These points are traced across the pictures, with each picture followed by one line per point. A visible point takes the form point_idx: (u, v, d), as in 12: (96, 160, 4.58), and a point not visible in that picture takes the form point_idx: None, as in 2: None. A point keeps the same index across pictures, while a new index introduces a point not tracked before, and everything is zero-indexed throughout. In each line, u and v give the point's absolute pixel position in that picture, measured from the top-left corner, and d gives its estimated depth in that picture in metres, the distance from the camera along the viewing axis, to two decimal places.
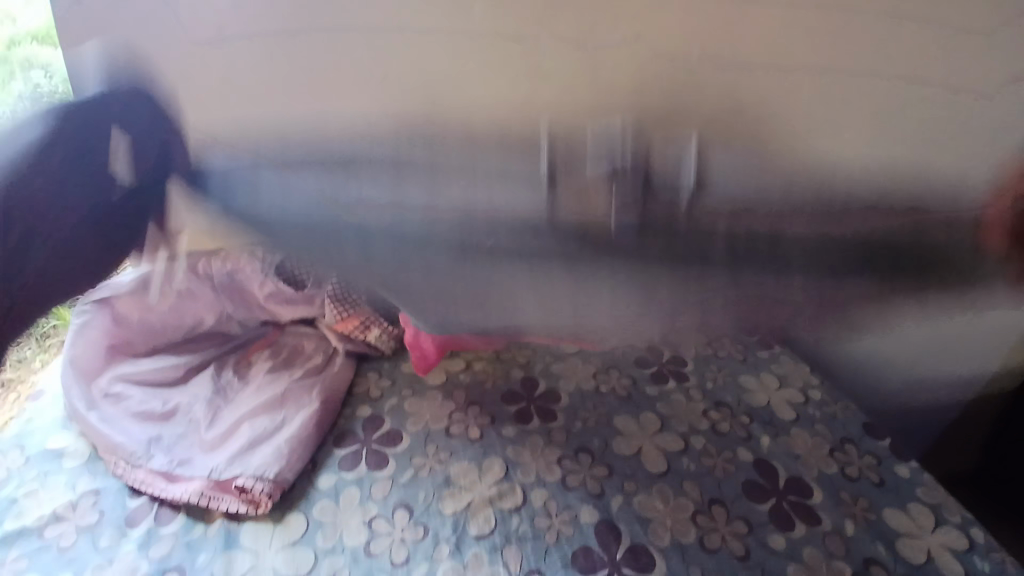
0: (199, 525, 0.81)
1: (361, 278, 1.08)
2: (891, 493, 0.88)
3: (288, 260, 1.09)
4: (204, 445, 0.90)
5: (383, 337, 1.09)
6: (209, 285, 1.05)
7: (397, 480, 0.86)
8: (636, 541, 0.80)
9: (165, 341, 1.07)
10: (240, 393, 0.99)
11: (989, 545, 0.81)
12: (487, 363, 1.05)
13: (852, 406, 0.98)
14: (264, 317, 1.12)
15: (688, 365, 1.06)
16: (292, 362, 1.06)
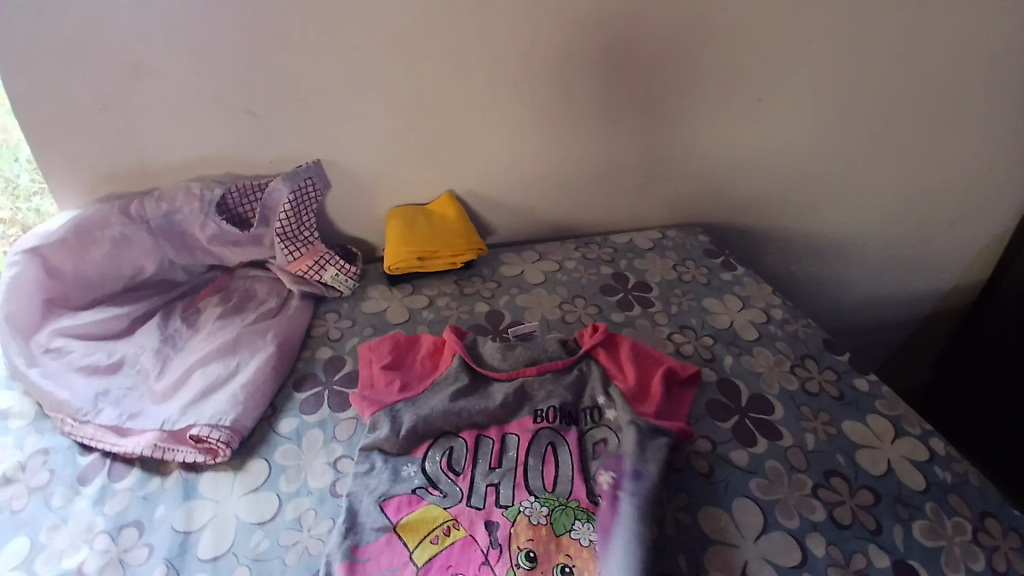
0: (155, 478, 0.78)
1: (310, 213, 1.06)
2: (851, 407, 0.91)
3: (227, 195, 1.03)
4: (156, 397, 0.86)
5: (340, 276, 1.06)
6: (145, 229, 1.00)
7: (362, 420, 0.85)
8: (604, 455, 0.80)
9: (106, 293, 1.00)
10: (190, 341, 0.94)
11: (948, 457, 0.85)
12: (451, 300, 1.08)
13: (809, 324, 1.04)
14: (210, 261, 1.05)
15: (653, 290, 1.12)
16: (244, 307, 1.00)
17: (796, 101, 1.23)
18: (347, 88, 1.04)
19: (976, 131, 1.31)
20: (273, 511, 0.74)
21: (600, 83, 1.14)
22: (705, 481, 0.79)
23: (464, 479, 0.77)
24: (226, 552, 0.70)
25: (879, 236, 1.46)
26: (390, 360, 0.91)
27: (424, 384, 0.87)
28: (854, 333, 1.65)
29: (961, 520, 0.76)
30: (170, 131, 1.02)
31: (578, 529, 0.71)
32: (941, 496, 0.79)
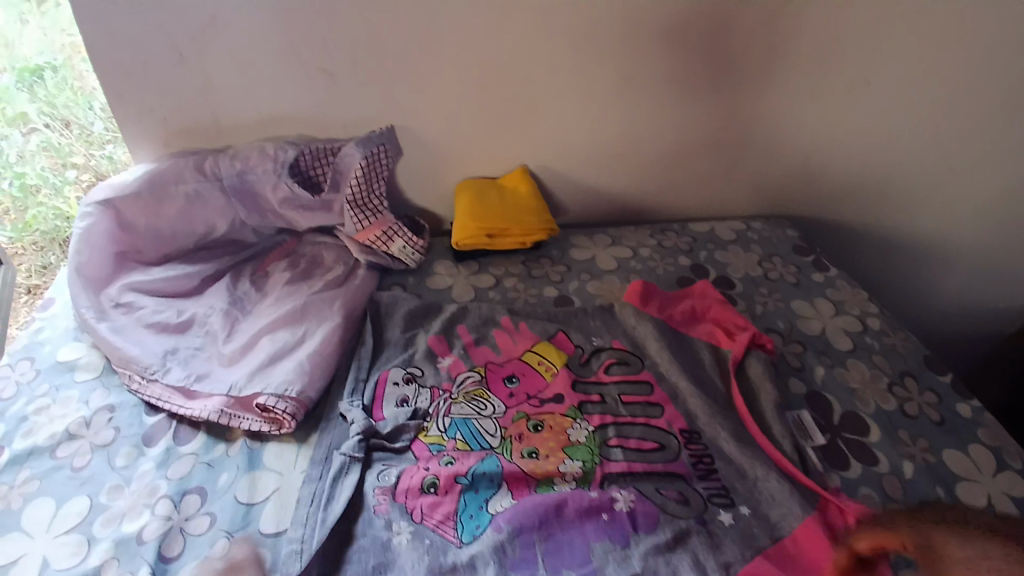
0: (220, 444, 0.78)
1: (381, 181, 1.02)
2: (951, 433, 0.82)
3: (300, 157, 1.00)
4: (223, 359, 0.85)
5: (408, 248, 1.01)
6: (220, 187, 0.98)
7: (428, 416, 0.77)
8: (687, 478, 0.72)
9: (175, 249, 0.99)
10: (259, 305, 0.93)
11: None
12: (518, 281, 1.03)
13: (909, 337, 0.94)
14: (279, 224, 1.03)
15: (735, 287, 1.04)
16: (311, 274, 0.98)
17: (908, 88, 1.12)
18: (422, 52, 0.98)
19: None
20: (328, 495, 0.69)
21: (696, 59, 1.05)
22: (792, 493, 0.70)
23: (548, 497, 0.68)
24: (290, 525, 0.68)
25: (981, 239, 1.32)
26: (513, 347, 0.86)
27: (530, 382, 0.82)
28: (940, 343, 1.52)
29: None
30: (248, 87, 0.99)
31: (568, 464, 0.72)
32: None
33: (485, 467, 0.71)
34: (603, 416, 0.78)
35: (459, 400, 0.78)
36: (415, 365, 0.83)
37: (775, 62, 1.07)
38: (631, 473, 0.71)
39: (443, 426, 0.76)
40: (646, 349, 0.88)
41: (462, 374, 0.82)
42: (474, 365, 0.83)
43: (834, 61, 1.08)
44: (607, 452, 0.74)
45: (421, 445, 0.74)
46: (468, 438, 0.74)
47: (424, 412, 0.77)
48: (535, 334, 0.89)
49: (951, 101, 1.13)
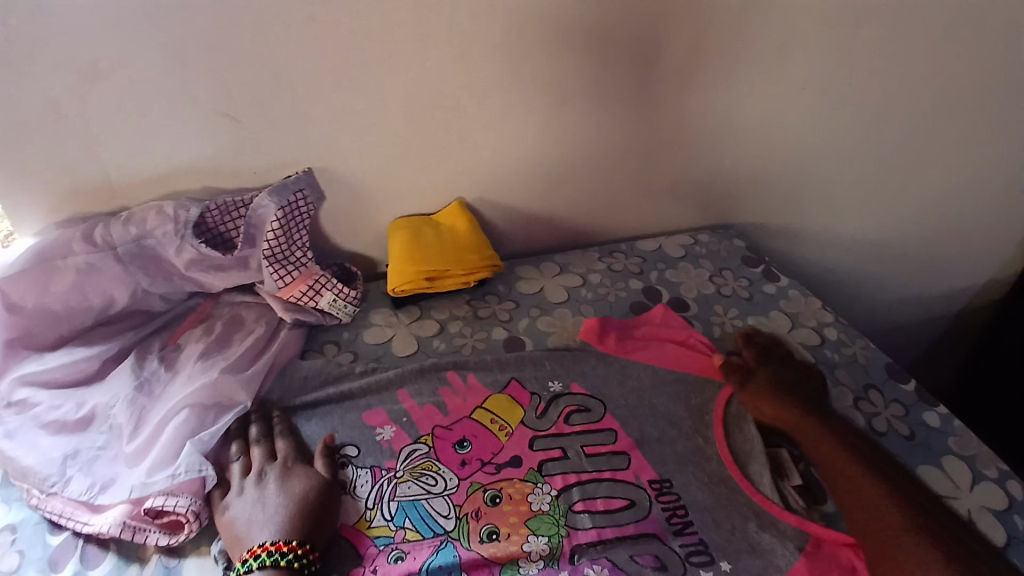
0: (134, 563, 0.67)
1: (302, 231, 0.93)
2: (922, 447, 0.80)
3: (206, 213, 0.89)
4: (131, 459, 0.74)
5: (338, 301, 0.93)
6: (114, 257, 0.87)
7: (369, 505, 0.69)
8: (661, 535, 0.66)
9: (71, 330, 0.87)
10: (169, 387, 0.82)
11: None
12: (464, 325, 0.96)
13: (868, 346, 0.93)
14: (190, 288, 0.92)
15: (690, 308, 1.01)
16: (229, 340, 0.88)
17: (839, 90, 1.12)
18: (336, 89, 0.90)
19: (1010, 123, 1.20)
20: None
21: (630, 76, 1.01)
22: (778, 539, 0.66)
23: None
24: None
25: (915, 231, 1.35)
26: (462, 408, 0.80)
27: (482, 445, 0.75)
28: (885, 330, 1.56)
29: None
30: (141, 140, 0.88)
31: (532, 541, 0.65)
32: None
33: (440, 559, 0.63)
34: (566, 475, 0.72)
35: (406, 479, 0.71)
36: (352, 444, 0.76)
37: (708, 74, 1.04)
38: (601, 541, 0.65)
39: (390, 513, 0.68)
40: (605, 391, 0.83)
41: (407, 448, 0.75)
42: (419, 435, 0.77)
43: (765, 69, 1.06)
44: (573, 519, 0.67)
45: (363, 537, 0.66)
46: (417, 525, 0.67)
47: (365, 498, 0.70)
48: (485, 390, 0.83)
49: (879, 102, 1.14)
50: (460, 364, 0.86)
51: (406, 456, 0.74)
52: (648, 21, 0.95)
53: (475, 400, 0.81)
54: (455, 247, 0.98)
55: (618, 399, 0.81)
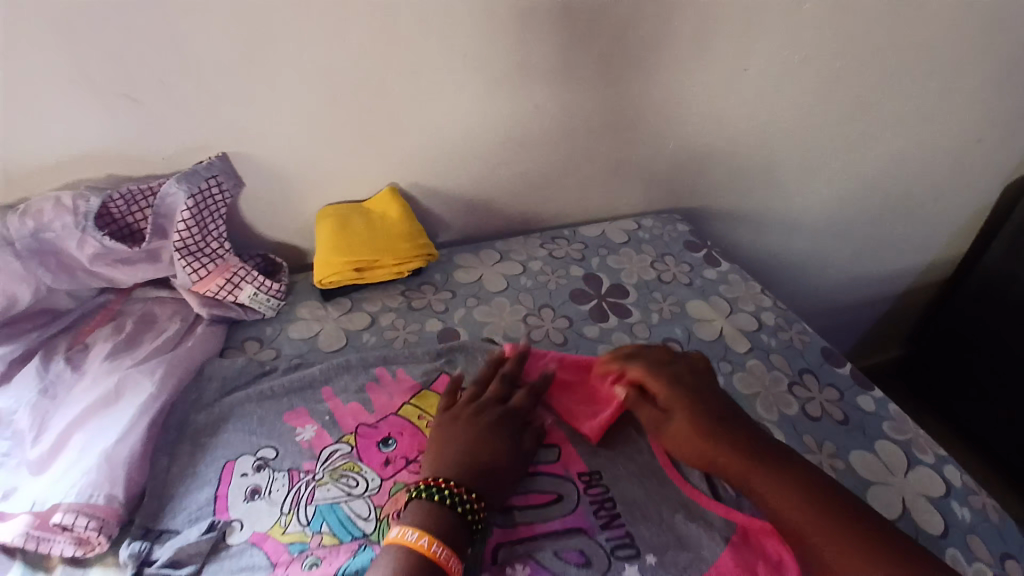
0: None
1: (217, 221, 0.87)
2: (856, 433, 0.80)
3: (109, 203, 0.82)
4: (33, 467, 0.68)
5: (260, 295, 0.88)
6: (10, 252, 0.79)
7: (284, 509, 0.65)
8: (586, 530, 0.64)
9: None
10: (73, 389, 0.76)
11: (964, 488, 0.75)
12: (396, 316, 0.92)
13: (805, 330, 0.93)
14: (98, 284, 0.86)
15: (630, 295, 0.99)
16: (140, 338, 0.82)
17: (780, 71, 1.11)
18: (252, 65, 0.84)
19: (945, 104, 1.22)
20: None
21: (570, 54, 0.97)
22: (706, 530, 0.65)
23: None
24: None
25: (856, 212, 1.37)
26: (389, 403, 0.77)
27: (407, 441, 0.72)
28: (828, 310, 1.59)
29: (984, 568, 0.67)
30: (34, 124, 0.81)
31: None
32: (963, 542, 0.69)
33: (356, 563, 0.60)
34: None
35: (325, 482, 0.68)
36: (267, 447, 0.71)
37: (649, 54, 1.01)
38: (526, 538, 0.63)
39: (306, 519, 0.64)
40: (538, 382, 0.80)
41: (326, 449, 0.71)
42: (342, 435, 0.73)
43: (706, 49, 1.04)
44: (498, 517, 0.65)
45: (275, 545, 0.62)
46: (336, 530, 0.63)
47: (282, 503, 0.66)
48: (414, 385, 0.79)
49: (818, 83, 1.14)
50: (387, 359, 0.83)
51: (325, 457, 0.70)
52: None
53: (405, 394, 0.78)
54: (387, 235, 0.94)
55: (552, 389, 0.79)
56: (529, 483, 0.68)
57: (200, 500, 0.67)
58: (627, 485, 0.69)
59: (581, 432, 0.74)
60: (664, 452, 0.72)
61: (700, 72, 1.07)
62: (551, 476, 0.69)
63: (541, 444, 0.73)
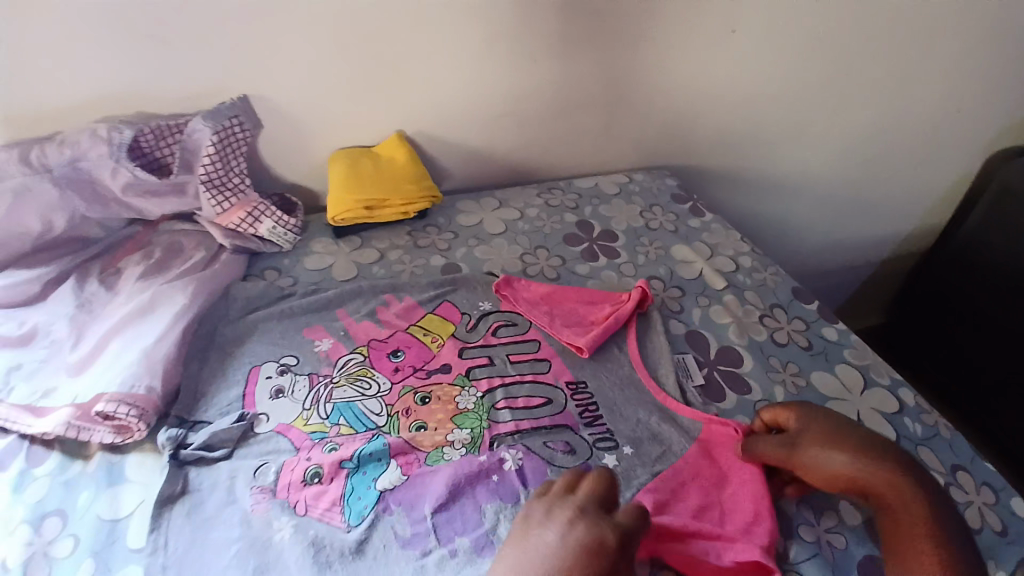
0: (77, 462, 0.70)
1: (239, 158, 0.94)
2: (819, 358, 0.89)
3: (139, 137, 0.90)
4: (73, 369, 0.76)
5: (278, 228, 0.96)
6: (49, 180, 0.87)
7: (305, 406, 0.74)
8: (573, 428, 0.73)
9: (9, 253, 0.87)
10: (109, 305, 0.84)
11: (917, 408, 0.83)
12: (403, 253, 1.00)
13: (777, 272, 1.01)
14: (128, 215, 0.93)
15: (618, 240, 1.07)
16: (168, 264, 0.90)
17: (766, 33, 1.17)
18: (270, 12, 0.90)
19: (921, 69, 1.29)
20: (202, 498, 0.65)
21: (566, 11, 1.04)
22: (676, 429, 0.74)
23: (431, 472, 0.67)
24: (158, 544, 0.61)
25: (837, 175, 1.45)
26: (398, 323, 0.85)
27: (414, 353, 0.81)
28: (811, 273, 1.66)
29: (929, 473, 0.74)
30: (70, 63, 0.87)
31: (455, 433, 0.71)
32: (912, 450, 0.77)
33: (370, 447, 0.68)
34: (490, 379, 0.78)
35: (341, 383, 0.76)
36: (289, 355, 0.80)
37: (642, 13, 1.08)
38: (518, 431, 0.72)
39: (325, 413, 0.73)
40: (532, 308, 0.88)
41: (342, 357, 0.80)
42: (355, 347, 0.81)
43: (695, 9, 1.10)
44: (494, 415, 0.74)
45: (298, 433, 0.71)
46: (351, 422, 0.72)
47: (304, 400, 0.74)
48: (419, 308, 0.88)
49: (801, 45, 1.21)
50: (396, 287, 0.91)
51: (341, 364, 0.78)
52: None
53: (412, 316, 0.86)
54: (395, 177, 1.02)
55: (545, 314, 0.88)
56: (523, 389, 0.77)
57: (231, 397, 0.75)
58: (609, 393, 0.78)
59: (569, 350, 0.83)
60: (643, 365, 0.82)
61: (690, 32, 1.13)
62: (542, 384, 0.78)
63: (534, 359, 0.81)
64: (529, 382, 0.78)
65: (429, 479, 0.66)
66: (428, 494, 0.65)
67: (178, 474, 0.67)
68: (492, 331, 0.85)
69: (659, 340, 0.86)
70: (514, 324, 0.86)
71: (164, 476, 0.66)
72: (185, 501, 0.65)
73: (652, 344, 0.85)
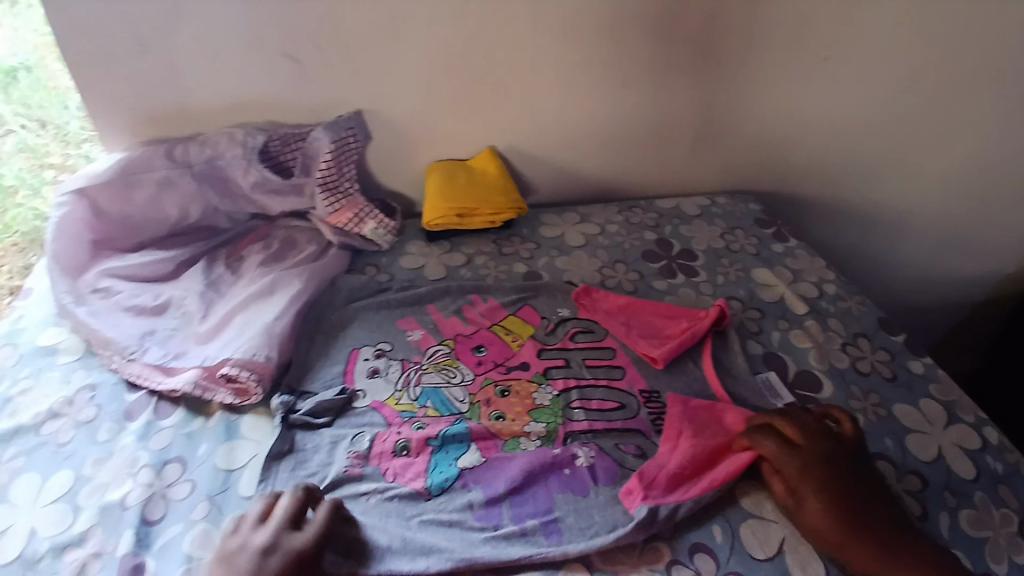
0: (198, 418, 0.80)
1: (351, 164, 1.04)
2: (902, 389, 0.87)
3: (269, 142, 1.02)
4: (199, 338, 0.86)
5: (379, 229, 1.05)
6: (190, 174, 1.00)
7: (396, 388, 0.81)
8: (644, 429, 0.76)
9: (150, 236, 1.01)
10: (232, 287, 0.95)
11: (1000, 447, 0.80)
12: (489, 259, 1.06)
13: (864, 301, 1.00)
14: (252, 210, 1.05)
15: (698, 259, 1.08)
16: (284, 255, 1.01)
17: (863, 63, 1.16)
18: (387, 36, 1.00)
19: None
20: (304, 456, 0.73)
21: (657, 39, 1.08)
22: None
23: (509, 457, 0.72)
24: (267, 494, 0.69)
25: (932, 210, 1.39)
26: (482, 320, 0.91)
27: (497, 349, 0.86)
28: (898, 311, 1.59)
29: (1010, 513, 0.72)
30: (217, 77, 1.01)
31: (532, 425, 0.76)
32: (991, 488, 0.75)
33: (455, 430, 0.74)
34: (567, 379, 0.82)
35: (430, 370, 0.83)
36: (385, 341, 0.87)
37: (732, 40, 1.10)
38: (591, 431, 0.75)
39: (414, 395, 0.79)
40: (610, 314, 0.92)
41: (431, 347, 0.86)
42: (443, 339, 0.87)
43: (787, 39, 1.11)
44: (569, 413, 0.77)
45: (391, 411, 0.77)
46: (437, 405, 0.78)
47: (396, 383, 0.81)
48: (501, 307, 0.93)
49: (899, 77, 1.18)
50: (482, 287, 0.96)
51: (429, 353, 0.85)
52: None
53: (496, 314, 0.92)
54: (487, 189, 1.09)
55: (622, 323, 0.91)
56: (598, 391, 0.81)
57: (333, 372, 0.83)
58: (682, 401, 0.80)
59: (646, 360, 0.85)
60: (717, 381, 0.83)
61: (783, 59, 1.14)
62: (616, 388, 0.81)
63: (609, 365, 0.84)
64: (606, 384, 0.82)
65: (508, 462, 0.71)
66: (504, 475, 0.70)
67: (287, 436, 0.75)
68: (571, 335, 0.89)
69: (738, 355, 0.87)
70: (592, 331, 0.90)
71: (276, 435, 0.75)
72: (289, 456, 0.73)
73: (730, 361, 0.87)
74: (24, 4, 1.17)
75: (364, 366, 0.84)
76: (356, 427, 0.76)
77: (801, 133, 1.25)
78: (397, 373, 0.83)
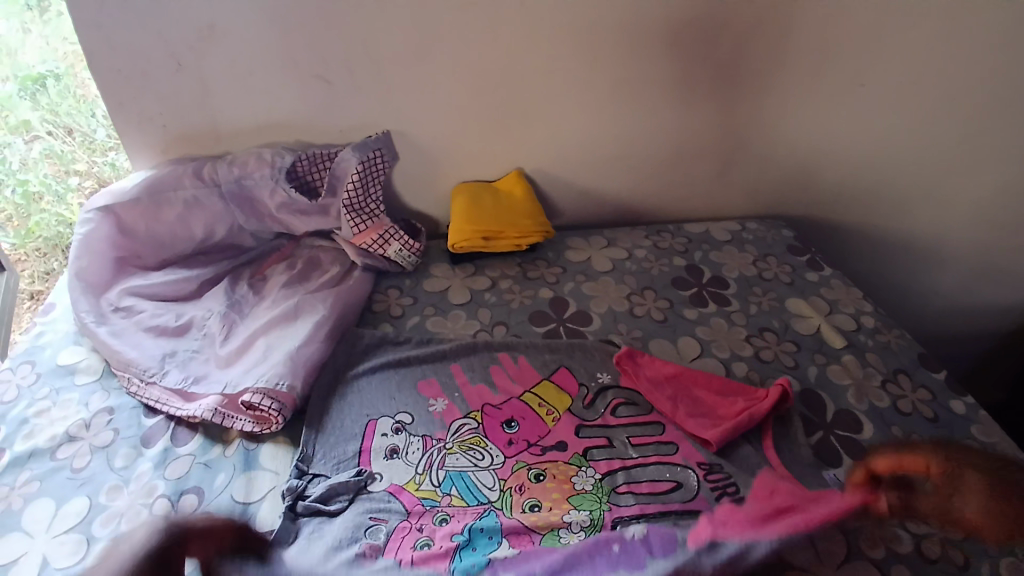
0: (216, 446, 0.78)
1: (376, 185, 1.03)
2: (945, 430, 0.83)
3: (297, 163, 1.02)
4: (220, 361, 0.85)
5: (403, 251, 1.03)
6: (217, 194, 0.99)
7: (419, 470, 0.76)
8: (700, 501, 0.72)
9: (174, 254, 1.00)
10: (255, 308, 0.94)
11: None
12: (514, 283, 1.04)
13: (903, 335, 0.96)
14: (276, 229, 1.04)
15: (730, 287, 1.05)
16: (307, 276, 0.99)
17: (903, 88, 1.12)
18: (416, 57, 0.99)
19: None
20: (315, 533, 0.69)
21: (691, 61, 1.06)
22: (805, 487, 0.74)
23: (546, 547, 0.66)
24: (282, 545, 0.67)
25: (971, 238, 1.34)
26: (513, 387, 0.86)
27: (529, 425, 0.81)
28: (930, 340, 1.54)
29: None
30: (247, 95, 1.00)
31: (571, 513, 0.71)
32: None
33: (483, 522, 0.69)
34: (610, 461, 0.77)
35: (454, 450, 0.78)
36: (405, 412, 0.82)
37: (767, 63, 1.07)
38: (642, 516, 0.70)
39: (437, 481, 0.75)
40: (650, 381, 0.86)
41: (457, 421, 0.81)
42: (469, 411, 0.83)
43: (824, 63, 1.09)
44: (615, 498, 0.73)
45: (410, 497, 0.73)
46: (462, 493, 0.73)
47: (418, 465, 0.76)
48: (535, 372, 0.88)
49: (941, 102, 1.14)
50: (510, 346, 0.91)
51: (455, 431, 0.80)
52: (711, 6, 1.00)
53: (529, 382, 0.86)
54: (513, 211, 1.07)
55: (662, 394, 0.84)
56: (640, 472, 0.76)
57: (348, 453, 0.78)
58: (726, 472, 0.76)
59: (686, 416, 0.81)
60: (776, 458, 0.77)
61: (819, 83, 1.11)
62: (659, 468, 0.76)
63: (650, 444, 0.79)
64: (649, 460, 0.77)
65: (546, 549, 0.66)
66: (541, 561, 0.64)
67: (292, 528, 0.69)
68: (610, 407, 0.83)
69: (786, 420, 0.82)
70: (631, 401, 0.84)
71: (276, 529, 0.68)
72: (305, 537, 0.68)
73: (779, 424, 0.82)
74: (53, 12, 1.07)
75: (387, 444, 0.79)
76: (376, 511, 0.71)
77: (835, 158, 1.21)
78: (422, 455, 0.78)
